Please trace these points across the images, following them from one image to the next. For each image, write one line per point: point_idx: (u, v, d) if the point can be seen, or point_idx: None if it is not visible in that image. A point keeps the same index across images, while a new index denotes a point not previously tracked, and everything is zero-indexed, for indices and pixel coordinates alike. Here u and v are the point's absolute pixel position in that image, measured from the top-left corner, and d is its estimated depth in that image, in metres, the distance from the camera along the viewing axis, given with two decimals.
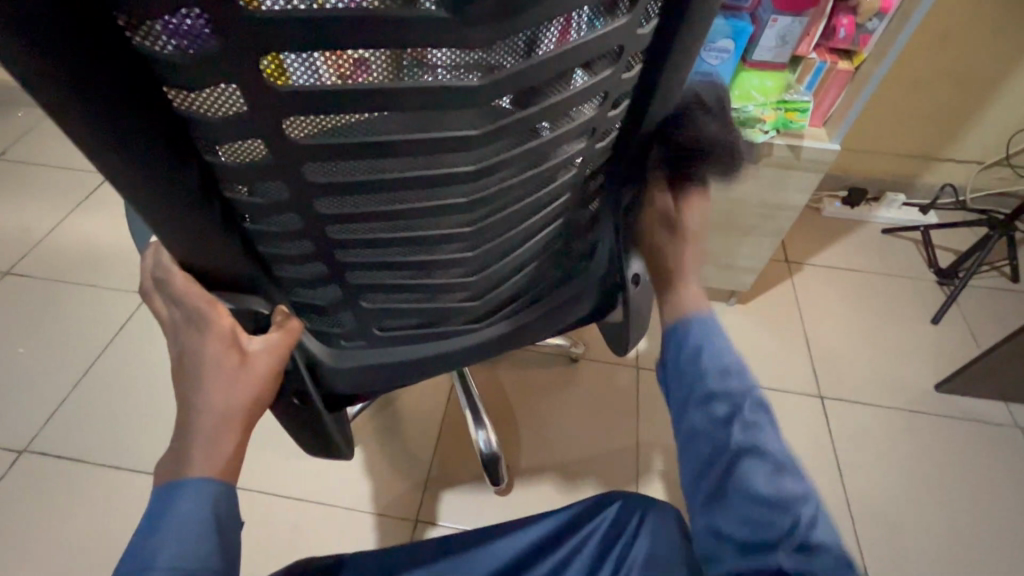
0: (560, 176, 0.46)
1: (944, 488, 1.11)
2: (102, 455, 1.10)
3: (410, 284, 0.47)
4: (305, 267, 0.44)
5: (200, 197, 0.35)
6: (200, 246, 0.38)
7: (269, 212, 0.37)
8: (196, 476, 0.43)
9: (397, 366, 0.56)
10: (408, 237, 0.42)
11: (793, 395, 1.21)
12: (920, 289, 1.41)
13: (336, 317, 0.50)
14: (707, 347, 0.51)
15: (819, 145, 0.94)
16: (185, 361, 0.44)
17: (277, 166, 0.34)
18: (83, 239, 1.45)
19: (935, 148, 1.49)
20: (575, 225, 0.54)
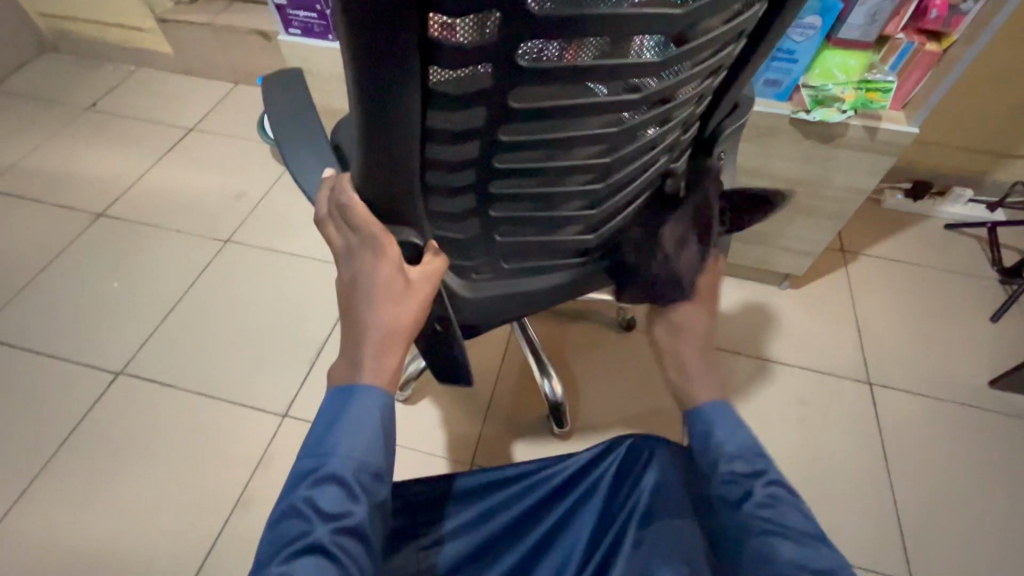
0: (678, 117, 0.54)
1: (993, 480, 1.11)
2: (190, 382, 1.21)
3: (540, 216, 0.55)
4: (459, 200, 0.51)
5: (416, 123, 0.40)
6: (398, 172, 0.44)
7: (455, 141, 0.44)
8: (368, 382, 0.53)
9: (517, 291, 0.66)
10: (555, 166, 0.48)
11: (841, 379, 1.23)
12: (980, 286, 1.39)
13: (470, 251, 0.59)
14: (717, 437, 0.64)
15: (899, 127, 0.94)
16: (358, 284, 0.52)
17: (489, 90, 0.39)
18: (167, 189, 1.56)
19: (1011, 144, 1.45)
20: (668, 169, 0.62)
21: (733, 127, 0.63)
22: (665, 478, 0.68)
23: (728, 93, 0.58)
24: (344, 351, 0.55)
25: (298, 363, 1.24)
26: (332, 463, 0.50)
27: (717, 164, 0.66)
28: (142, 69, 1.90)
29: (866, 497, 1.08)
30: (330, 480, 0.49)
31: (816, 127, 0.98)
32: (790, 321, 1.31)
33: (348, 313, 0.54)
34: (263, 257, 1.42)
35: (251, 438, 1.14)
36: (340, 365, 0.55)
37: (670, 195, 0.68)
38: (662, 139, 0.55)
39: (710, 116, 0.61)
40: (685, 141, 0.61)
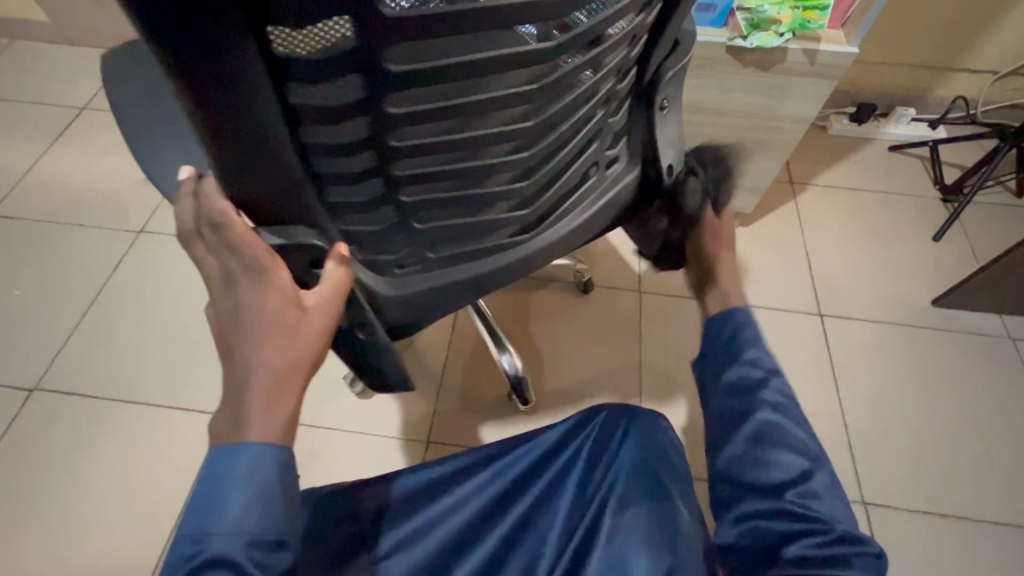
0: (608, 63, 0.48)
1: (939, 397, 1.13)
2: (116, 391, 1.11)
3: (467, 192, 0.50)
4: (364, 186, 0.46)
5: (270, 101, 0.35)
6: (267, 162, 0.39)
7: (337, 120, 0.39)
8: (255, 437, 0.45)
9: (457, 284, 0.58)
10: (467, 136, 0.44)
11: (793, 314, 1.23)
12: (923, 206, 1.40)
13: (390, 243, 0.53)
14: (739, 332, 0.62)
15: (837, 48, 0.89)
16: (240, 318, 0.45)
17: (355, 52, 0.34)
18: (64, 179, 1.39)
19: (949, 58, 1.43)
20: (605, 128, 0.57)
21: (676, 68, 0.56)
22: (643, 454, 0.65)
23: (665, 29, 0.52)
24: (225, 406, 0.46)
25: None
26: (216, 540, 0.43)
27: (660, 114, 0.58)
28: (17, 40, 1.66)
29: (820, 428, 1.10)
30: (215, 565, 0.42)
31: (753, 55, 0.92)
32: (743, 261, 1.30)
33: (229, 352, 0.46)
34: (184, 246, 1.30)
35: (194, 440, 1.07)
36: (223, 419, 0.47)
37: (609, 154, 0.61)
38: (595, 92, 0.50)
39: (647, 57, 0.55)
40: (621, 92, 0.55)
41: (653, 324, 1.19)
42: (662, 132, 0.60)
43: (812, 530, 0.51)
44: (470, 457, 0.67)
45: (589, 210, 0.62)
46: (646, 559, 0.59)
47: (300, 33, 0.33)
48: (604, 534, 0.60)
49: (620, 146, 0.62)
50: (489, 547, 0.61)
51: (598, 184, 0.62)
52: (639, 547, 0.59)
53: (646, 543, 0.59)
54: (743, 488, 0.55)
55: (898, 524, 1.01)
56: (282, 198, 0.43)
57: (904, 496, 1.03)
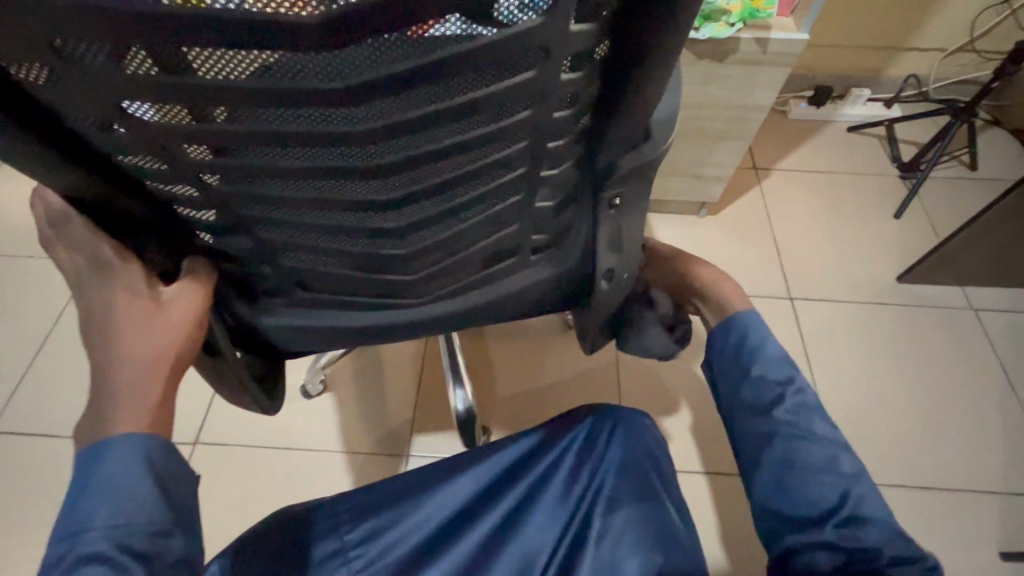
0: (513, 150, 0.40)
1: (907, 372, 1.16)
2: (74, 428, 1.06)
3: (342, 248, 0.45)
4: (209, 213, 0.41)
5: (50, 129, 0.32)
6: (80, 185, 0.37)
7: (146, 157, 0.35)
8: (121, 432, 0.42)
9: (335, 326, 0.55)
10: (309, 198, 0.39)
11: (763, 299, 1.24)
12: (883, 184, 1.42)
13: (257, 270, 0.49)
14: (751, 339, 0.62)
15: (788, 36, 0.90)
16: (94, 315, 0.43)
17: (104, 96, 0.30)
18: (10, 208, 1.33)
19: (899, 37, 1.45)
20: (531, 214, 0.49)
21: (630, 166, 0.47)
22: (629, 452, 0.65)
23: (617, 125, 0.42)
24: (86, 406, 0.44)
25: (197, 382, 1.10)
26: (88, 539, 0.39)
27: (607, 209, 0.50)
28: None
29: None
30: (86, 563, 0.38)
31: (707, 46, 0.92)
32: (711, 250, 1.30)
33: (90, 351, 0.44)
34: None
35: None
36: (86, 421, 0.44)
37: (536, 239, 0.52)
38: (498, 173, 0.43)
39: (598, 150, 0.45)
40: (552, 182, 0.47)
41: None
42: (607, 227, 0.51)
43: (860, 548, 0.50)
44: (449, 463, 0.65)
45: (506, 288, 0.56)
46: (638, 560, 0.58)
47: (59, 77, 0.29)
48: (594, 533, 0.59)
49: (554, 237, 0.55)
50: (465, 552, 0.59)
51: (518, 266, 0.55)
52: (631, 550, 0.58)
53: (636, 544, 0.59)
54: (781, 515, 0.53)
55: None
56: (116, 209, 0.40)
57: (879, 472, 1.05)
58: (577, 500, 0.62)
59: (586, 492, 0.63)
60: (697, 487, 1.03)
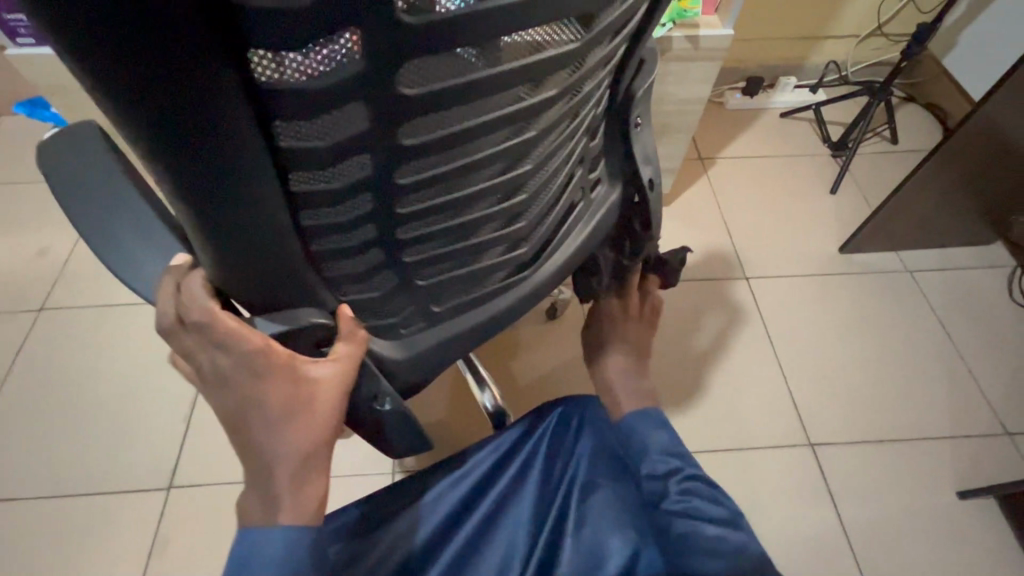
0: (593, 98, 0.47)
1: (859, 335, 1.24)
2: (40, 486, 1.02)
3: (460, 247, 0.47)
4: (362, 257, 0.43)
5: (275, 192, 0.32)
6: (270, 255, 0.37)
7: (338, 201, 0.36)
8: (286, 520, 0.45)
9: (454, 339, 0.56)
10: (462, 196, 0.42)
11: (721, 281, 1.30)
12: (818, 163, 1.52)
13: (393, 308, 0.50)
14: (648, 432, 0.70)
15: (715, 32, 0.96)
16: (245, 415, 0.42)
17: (369, 135, 0.32)
18: None
19: (817, 27, 1.56)
20: (587, 154, 0.55)
21: (648, 85, 0.53)
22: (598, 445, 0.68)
23: (637, 53, 0.49)
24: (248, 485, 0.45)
25: (171, 425, 1.08)
26: None
27: (635, 132, 0.55)
28: None
29: (763, 383, 1.17)
30: None
31: None
32: (668, 240, 1.36)
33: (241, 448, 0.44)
34: (94, 316, 1.20)
35: (135, 523, 0.99)
36: (253, 499, 0.45)
37: (591, 179, 0.59)
38: (579, 127, 0.49)
39: (617, 79, 0.52)
40: (597, 121, 0.54)
41: None
42: (638, 147, 0.57)
43: None
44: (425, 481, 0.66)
45: (578, 238, 0.60)
46: (619, 539, 0.61)
47: (307, 123, 0.30)
48: (571, 524, 0.62)
49: (598, 170, 0.60)
50: (454, 549, 0.61)
51: (588, 207, 0.60)
52: (611, 528, 0.62)
53: (616, 522, 0.62)
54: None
55: (842, 457, 1.09)
56: (292, 278, 0.40)
57: (843, 432, 1.12)
58: (557, 489, 0.65)
59: (562, 482, 0.65)
60: None
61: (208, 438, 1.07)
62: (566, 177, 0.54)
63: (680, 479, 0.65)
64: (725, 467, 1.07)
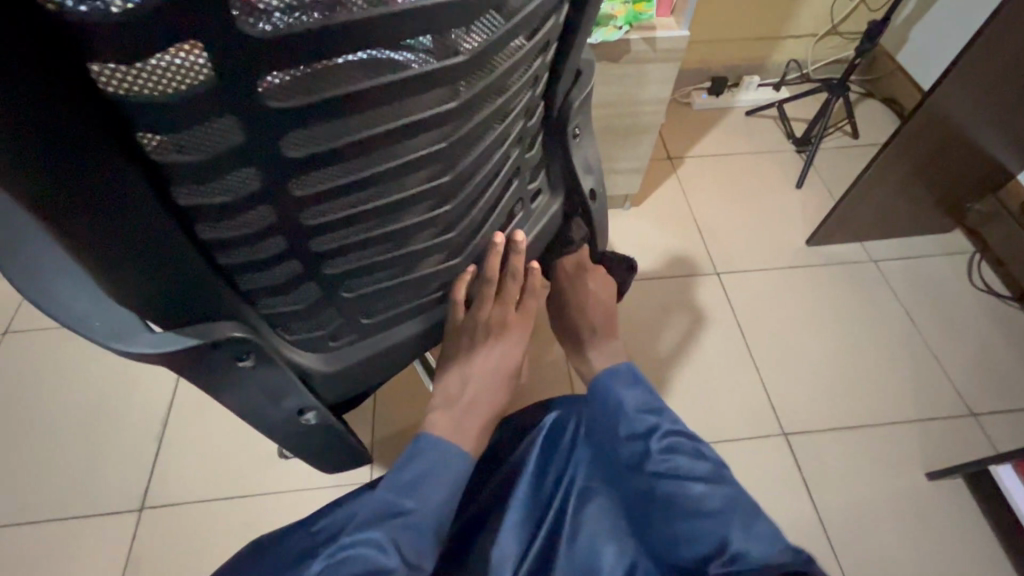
0: (517, 106, 0.50)
1: (825, 324, 1.27)
2: (4, 515, 0.99)
3: (389, 258, 0.49)
4: (280, 268, 0.45)
5: (152, 202, 0.35)
6: (169, 267, 0.39)
7: (232, 214, 0.38)
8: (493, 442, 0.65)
9: (399, 345, 0.60)
10: (376, 205, 0.44)
11: (694, 278, 1.32)
12: (783, 159, 1.56)
13: (318, 319, 0.52)
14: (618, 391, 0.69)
15: (672, 34, 0.98)
16: None
17: (245, 146, 0.34)
18: None
19: (776, 27, 1.61)
20: (524, 163, 0.59)
21: (581, 100, 0.60)
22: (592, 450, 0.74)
23: (566, 65, 0.55)
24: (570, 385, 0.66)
25: (142, 446, 1.06)
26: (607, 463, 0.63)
27: (573, 143, 0.63)
28: None
29: (737, 375, 1.19)
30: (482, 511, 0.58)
31: (602, 49, 0.98)
32: (640, 239, 1.38)
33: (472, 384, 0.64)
34: (60, 338, 1.18)
35: (105, 549, 0.97)
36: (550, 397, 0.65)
37: (531, 187, 0.64)
38: (508, 133, 0.52)
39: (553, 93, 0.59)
40: (532, 130, 0.58)
41: None
42: (580, 158, 0.64)
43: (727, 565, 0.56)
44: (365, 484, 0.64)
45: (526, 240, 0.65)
46: (614, 548, 0.66)
47: (175, 137, 0.32)
48: (566, 535, 0.68)
49: (541, 179, 0.66)
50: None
51: (526, 218, 0.65)
52: (607, 538, 0.66)
53: (610, 531, 0.67)
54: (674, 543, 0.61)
55: (815, 446, 1.11)
56: (201, 290, 0.42)
57: (815, 420, 1.14)
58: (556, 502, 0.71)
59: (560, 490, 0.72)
60: None
61: (180, 457, 1.05)
62: (503, 184, 0.57)
63: (662, 434, 0.65)
64: None
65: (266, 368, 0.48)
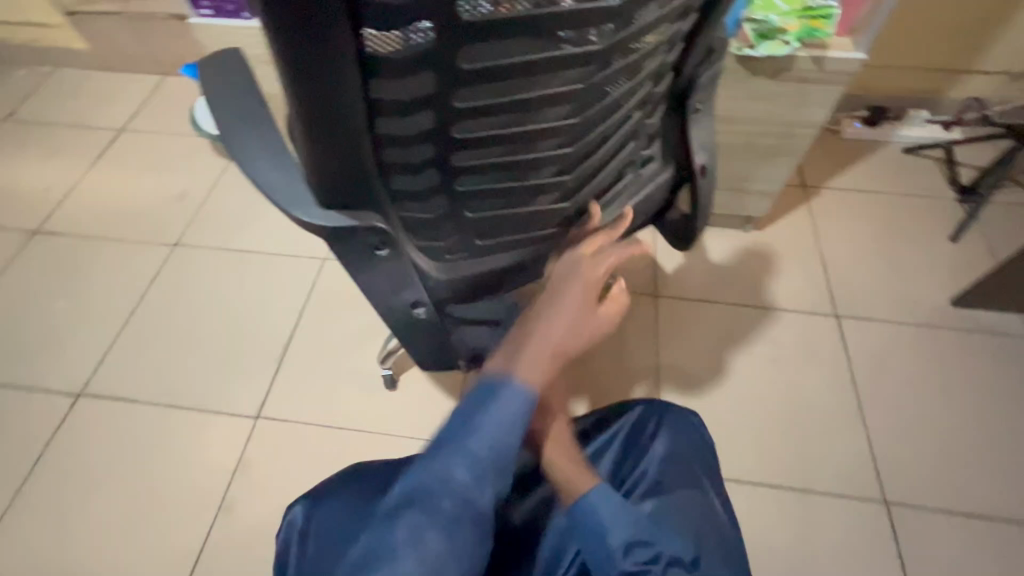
0: (647, 67, 0.52)
1: (956, 396, 1.14)
2: (152, 395, 1.18)
3: (513, 186, 0.53)
4: (422, 177, 0.50)
5: (355, 89, 0.39)
6: (348, 155, 0.44)
7: (405, 113, 0.43)
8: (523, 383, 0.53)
9: (501, 271, 0.63)
10: (514, 132, 0.47)
11: (811, 316, 1.24)
12: (940, 207, 1.40)
13: (440, 232, 0.56)
14: (680, 436, 0.76)
15: (844, 54, 0.92)
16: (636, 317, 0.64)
17: (435, 51, 0.38)
18: (103, 197, 1.48)
19: (960, 60, 1.44)
20: (643, 124, 0.60)
21: (709, 74, 0.61)
22: (674, 447, 0.75)
23: (703, 40, 0.56)
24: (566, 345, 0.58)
25: (264, 364, 1.21)
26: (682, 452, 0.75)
27: (693, 116, 0.64)
28: (60, 68, 1.78)
29: (839, 427, 1.10)
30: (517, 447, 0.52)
31: (762, 63, 0.94)
32: (757, 264, 1.31)
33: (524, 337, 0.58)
34: (215, 258, 1.36)
35: (224, 443, 1.12)
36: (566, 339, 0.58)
37: (645, 153, 0.65)
38: (634, 90, 0.53)
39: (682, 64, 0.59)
40: (657, 94, 0.59)
41: (670, 327, 1.22)
42: (695, 133, 0.65)
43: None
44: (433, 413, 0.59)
45: (628, 202, 0.66)
46: None
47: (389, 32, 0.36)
48: None
49: (655, 146, 0.67)
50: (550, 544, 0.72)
51: (634, 180, 0.66)
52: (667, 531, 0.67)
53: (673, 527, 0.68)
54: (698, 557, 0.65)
55: (920, 525, 1.01)
56: (363, 180, 0.47)
57: (922, 495, 1.04)
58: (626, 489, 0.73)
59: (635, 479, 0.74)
60: (735, 498, 1.04)
61: (294, 379, 1.19)
62: (620, 140, 0.58)
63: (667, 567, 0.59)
64: (786, 506, 1.03)
65: (397, 260, 0.54)
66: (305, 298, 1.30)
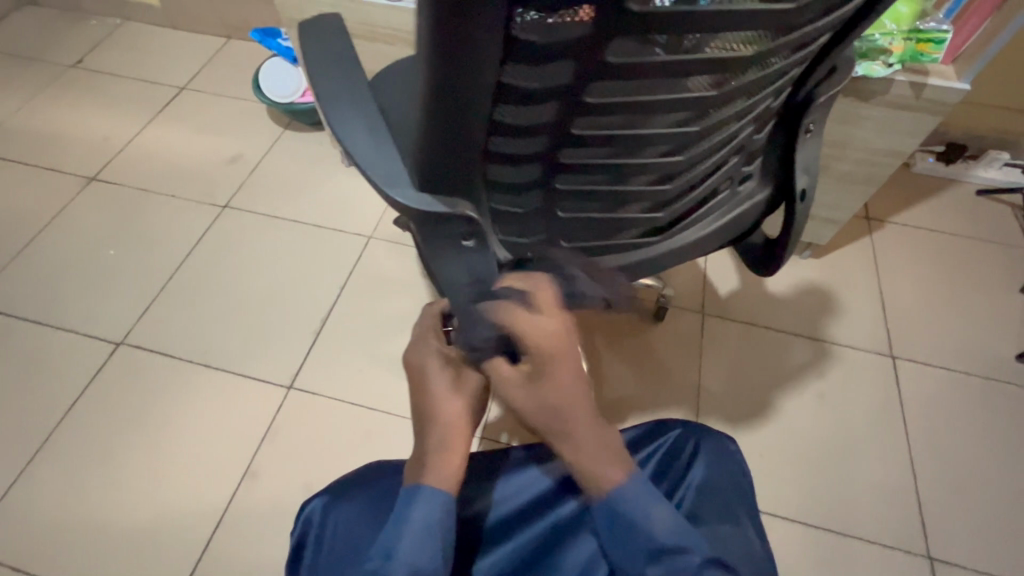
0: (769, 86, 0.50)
1: (1015, 456, 1.07)
2: (188, 353, 1.18)
3: (609, 189, 0.51)
4: (523, 170, 0.48)
5: (489, 77, 0.36)
6: (459, 139, 0.43)
7: (529, 104, 0.40)
8: (431, 484, 0.58)
9: None
10: (630, 135, 0.45)
11: (864, 353, 1.18)
12: (1012, 255, 1.33)
13: (527, 226, 0.55)
14: (717, 461, 0.71)
15: (947, 83, 0.87)
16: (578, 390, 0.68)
17: (583, 43, 0.35)
18: (160, 152, 1.50)
19: None
20: (749, 141, 0.58)
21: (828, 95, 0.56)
22: (710, 473, 0.70)
23: (829, 59, 0.52)
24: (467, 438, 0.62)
25: (300, 337, 1.20)
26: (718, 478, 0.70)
27: (801, 138, 0.60)
28: (131, 22, 1.81)
29: (885, 472, 1.05)
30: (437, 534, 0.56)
31: (855, 84, 0.90)
32: (811, 293, 1.26)
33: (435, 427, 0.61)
34: (263, 224, 1.37)
35: (253, 410, 1.12)
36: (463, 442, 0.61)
37: (744, 170, 0.62)
38: (750, 109, 0.51)
39: (802, 81, 0.55)
40: (770, 110, 0.56)
41: (714, 348, 1.18)
42: (800, 155, 0.61)
43: None
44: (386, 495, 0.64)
45: (717, 219, 0.63)
46: None
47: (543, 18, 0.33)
48: None
49: (755, 164, 0.63)
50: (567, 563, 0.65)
51: (728, 198, 0.63)
52: None
53: None
54: None
55: None
56: (466, 164, 0.45)
57: (969, 555, 0.98)
58: None
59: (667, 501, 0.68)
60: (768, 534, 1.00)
61: (329, 354, 1.18)
62: (723, 155, 0.56)
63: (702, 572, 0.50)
64: (822, 549, 0.98)
65: (481, 250, 0.53)
66: (347, 275, 1.29)
